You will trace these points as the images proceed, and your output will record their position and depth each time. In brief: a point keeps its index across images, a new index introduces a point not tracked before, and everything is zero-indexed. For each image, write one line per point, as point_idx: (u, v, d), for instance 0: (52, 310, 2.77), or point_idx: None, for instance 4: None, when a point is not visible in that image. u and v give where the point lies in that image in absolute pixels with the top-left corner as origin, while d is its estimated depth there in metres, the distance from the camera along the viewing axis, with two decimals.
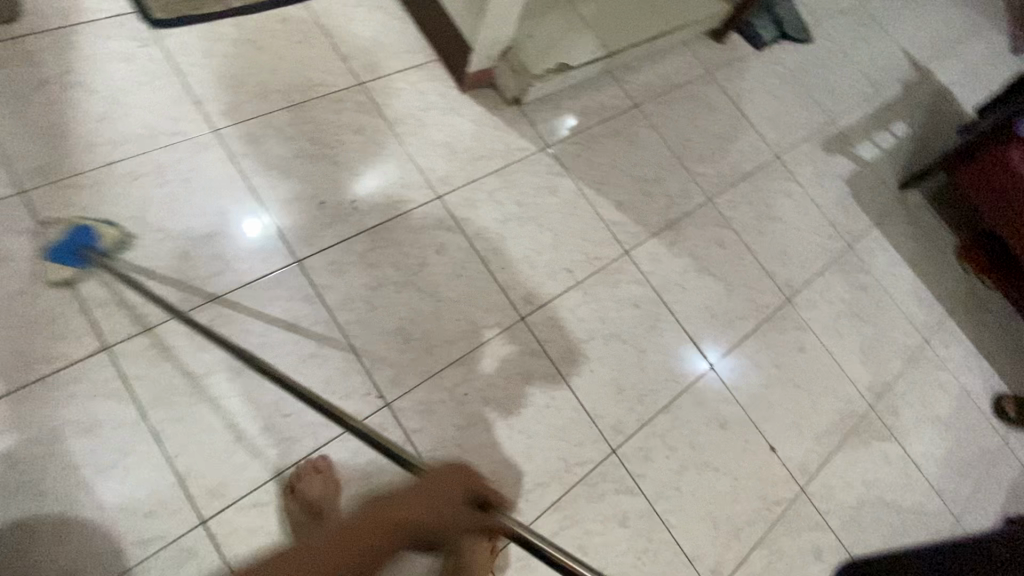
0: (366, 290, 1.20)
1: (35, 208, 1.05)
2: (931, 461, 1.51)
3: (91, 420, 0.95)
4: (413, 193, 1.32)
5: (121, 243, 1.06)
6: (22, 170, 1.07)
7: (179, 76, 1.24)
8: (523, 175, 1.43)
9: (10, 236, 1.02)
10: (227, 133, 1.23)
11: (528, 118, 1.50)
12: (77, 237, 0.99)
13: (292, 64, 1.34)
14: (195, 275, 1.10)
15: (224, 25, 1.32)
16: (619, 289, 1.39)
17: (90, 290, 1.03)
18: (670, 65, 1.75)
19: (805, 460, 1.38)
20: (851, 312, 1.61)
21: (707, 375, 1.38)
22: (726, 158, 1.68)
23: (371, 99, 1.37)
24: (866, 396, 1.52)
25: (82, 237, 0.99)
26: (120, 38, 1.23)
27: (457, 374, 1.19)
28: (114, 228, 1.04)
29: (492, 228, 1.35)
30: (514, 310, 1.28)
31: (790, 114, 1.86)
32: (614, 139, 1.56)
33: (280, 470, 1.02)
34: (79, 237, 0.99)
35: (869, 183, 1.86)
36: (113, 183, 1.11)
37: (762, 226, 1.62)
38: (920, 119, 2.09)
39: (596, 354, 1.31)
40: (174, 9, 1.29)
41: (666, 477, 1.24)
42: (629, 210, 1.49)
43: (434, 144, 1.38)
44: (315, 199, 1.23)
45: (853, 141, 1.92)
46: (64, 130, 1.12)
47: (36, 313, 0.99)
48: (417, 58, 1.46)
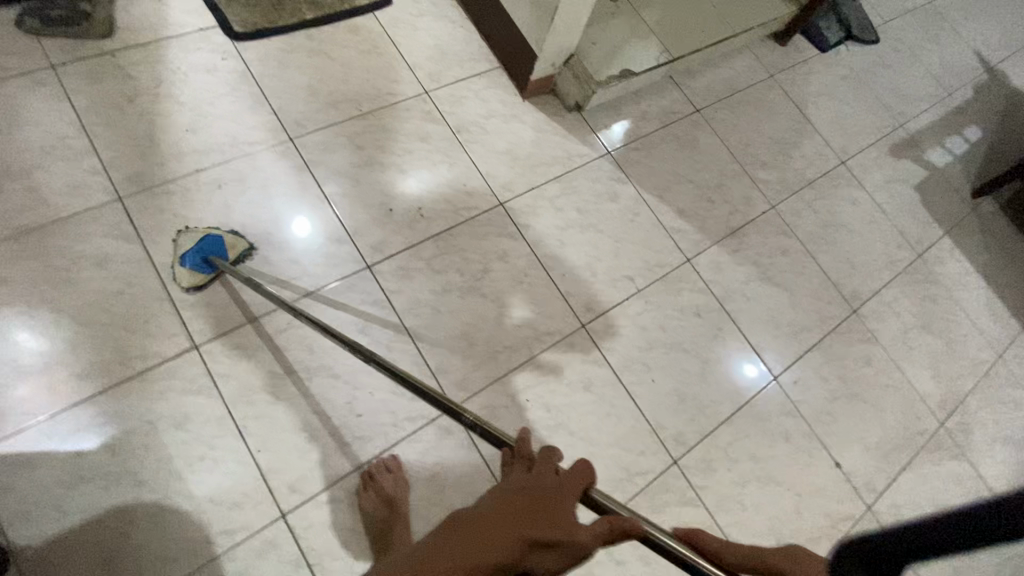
0: (433, 295, 1.23)
1: (132, 214, 1.12)
2: (1004, 482, 1.45)
3: (182, 414, 1.01)
4: (477, 200, 1.34)
5: (245, 255, 1.15)
6: (118, 178, 1.14)
7: (258, 87, 1.30)
8: (584, 181, 1.43)
9: (110, 239, 1.09)
10: (302, 142, 1.28)
11: (589, 124, 1.50)
12: (206, 244, 1.09)
13: (361, 73, 1.38)
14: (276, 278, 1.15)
15: (298, 37, 1.37)
16: (680, 298, 1.38)
17: (180, 292, 1.09)
18: (731, 68, 1.72)
19: (873, 478, 1.35)
20: (921, 326, 1.55)
21: (757, 377, 1.36)
22: (789, 164, 1.64)
23: (436, 107, 1.40)
24: (936, 413, 1.47)
25: (212, 245, 1.09)
26: (204, 51, 1.30)
27: (520, 380, 1.21)
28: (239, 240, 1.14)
29: (553, 235, 1.36)
30: (574, 317, 1.29)
31: (856, 118, 1.81)
32: (674, 145, 1.55)
33: (353, 469, 1.06)
34: (209, 245, 1.09)
35: (940, 190, 1.79)
36: (199, 191, 1.18)
37: (827, 235, 1.58)
38: (994, 123, 2.00)
39: (658, 362, 1.30)
40: (253, 23, 1.35)
41: (727, 490, 1.24)
42: (690, 217, 1.48)
43: (497, 151, 1.40)
44: (384, 206, 1.27)
45: (923, 146, 1.84)
46: (155, 139, 1.19)
47: (132, 314, 1.05)
48: (479, 66, 1.48)
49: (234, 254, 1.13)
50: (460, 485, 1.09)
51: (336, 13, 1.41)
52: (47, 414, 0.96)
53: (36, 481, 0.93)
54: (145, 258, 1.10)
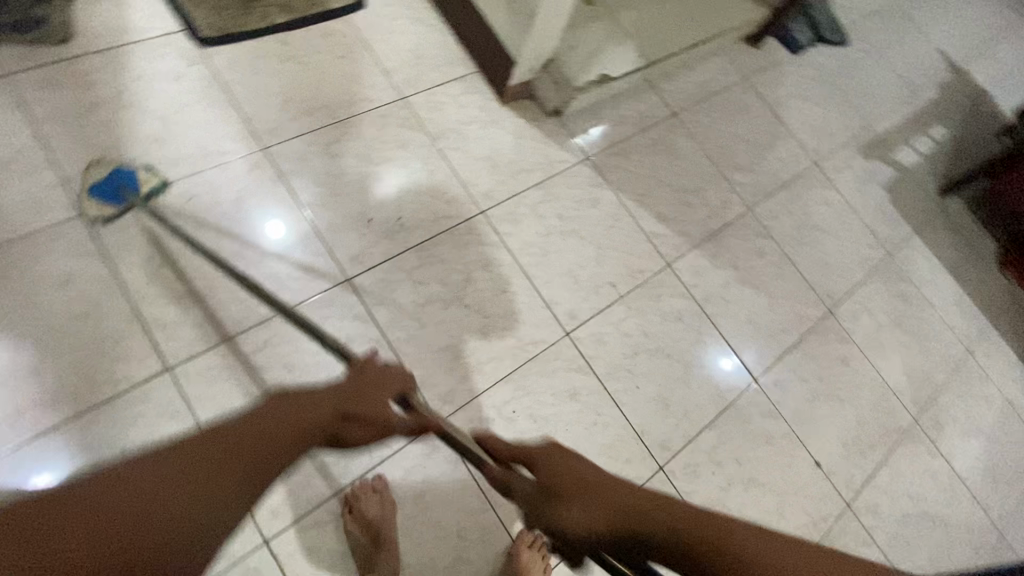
0: (415, 307, 1.21)
1: (97, 231, 1.07)
2: (974, 473, 1.51)
3: (157, 441, 0.97)
4: (458, 208, 1.32)
5: (161, 189, 1.12)
6: (81, 193, 1.09)
7: (227, 94, 1.25)
8: (565, 187, 1.42)
9: (74, 258, 1.04)
10: (276, 151, 1.24)
11: (569, 129, 1.49)
12: (120, 177, 1.08)
13: (336, 79, 1.34)
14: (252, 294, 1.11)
15: (268, 42, 1.33)
16: (663, 303, 1.39)
17: (151, 312, 1.05)
18: (707, 71, 1.73)
19: (851, 476, 1.38)
20: (894, 324, 1.59)
21: (735, 373, 1.38)
22: (765, 166, 1.66)
23: (414, 113, 1.37)
24: (909, 409, 1.51)
25: (125, 179, 1.08)
26: (169, 57, 1.24)
27: (506, 391, 1.20)
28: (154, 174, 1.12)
29: (535, 243, 1.35)
30: (559, 325, 1.29)
31: (828, 120, 1.84)
32: (654, 149, 1.55)
33: (338, 490, 1.03)
34: (122, 178, 1.08)
35: (909, 189, 1.83)
36: (167, 204, 1.13)
37: (803, 236, 1.61)
38: (958, 122, 2.05)
39: (642, 369, 1.31)
40: (221, 26, 1.29)
41: (713, 493, 1.25)
42: (670, 222, 1.48)
43: (477, 157, 1.38)
44: (363, 217, 1.24)
45: (892, 146, 1.89)
46: (119, 151, 1.14)
47: (100, 337, 1.01)
48: (457, 70, 1.46)
49: (147, 187, 1.11)
50: (448, 501, 1.08)
51: (308, 17, 1.37)
52: (12, 445, 0.92)
53: None
54: (113, 277, 1.05)
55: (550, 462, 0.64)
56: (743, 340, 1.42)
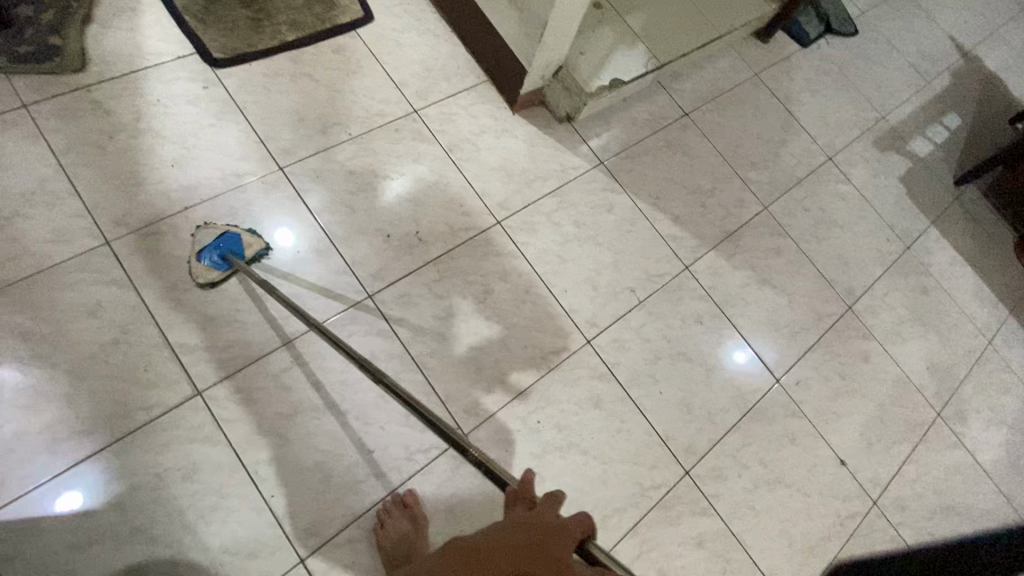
0: (436, 321, 1.21)
1: (121, 258, 1.08)
2: (1001, 465, 1.50)
3: (190, 464, 0.99)
4: (474, 219, 1.32)
5: (261, 255, 1.15)
6: (104, 221, 1.10)
7: (243, 116, 1.26)
8: (579, 193, 1.42)
9: (101, 286, 1.05)
10: (293, 171, 1.25)
11: (581, 135, 1.49)
12: (226, 243, 1.10)
13: (348, 95, 1.35)
14: (277, 315, 1.12)
15: (280, 60, 1.33)
16: (682, 307, 1.38)
17: (178, 337, 1.06)
18: (717, 69, 1.72)
19: (877, 473, 1.38)
20: (914, 318, 1.59)
21: (748, 363, 1.38)
22: (779, 163, 1.65)
23: (426, 126, 1.37)
24: (932, 403, 1.50)
25: (232, 244, 1.10)
26: (183, 80, 1.25)
27: (530, 402, 1.20)
28: (258, 239, 1.14)
29: (552, 251, 1.35)
30: (579, 333, 1.29)
31: (841, 113, 1.82)
32: (667, 151, 1.54)
33: (369, 507, 1.04)
34: (229, 243, 1.10)
35: (924, 180, 1.82)
36: (189, 229, 1.14)
37: (819, 233, 1.60)
38: (972, 109, 2.03)
39: (663, 374, 1.31)
40: (232, 48, 1.30)
41: (739, 495, 1.25)
42: (686, 224, 1.48)
43: (491, 167, 1.38)
44: (381, 232, 1.25)
45: (906, 137, 1.87)
46: (140, 177, 1.15)
47: (130, 363, 1.02)
48: (467, 80, 1.46)
49: (250, 253, 1.13)
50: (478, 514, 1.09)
51: (318, 34, 1.37)
52: (51, 475, 0.93)
53: (42, 546, 0.90)
54: (140, 304, 1.06)
55: None
56: (764, 340, 1.42)
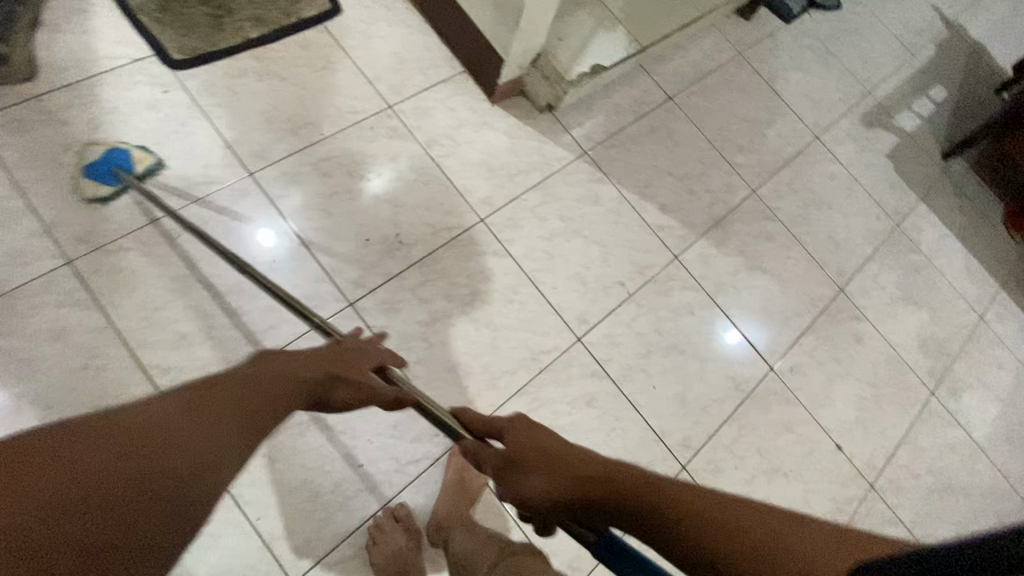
0: (422, 327, 1.18)
1: (86, 277, 1.03)
2: (995, 441, 1.50)
3: None
4: (456, 218, 1.28)
5: (155, 169, 1.12)
6: (65, 240, 1.04)
7: (208, 119, 1.20)
8: (564, 186, 1.38)
9: (66, 309, 1.00)
10: (264, 176, 1.19)
11: (564, 124, 1.44)
12: (115, 157, 1.09)
13: (319, 93, 1.29)
14: (254, 328, 1.08)
15: (244, 59, 1.27)
16: (673, 298, 1.36)
17: (152, 358, 1.02)
18: (700, 49, 1.67)
19: (872, 456, 1.37)
20: (905, 297, 1.57)
21: (740, 352, 1.36)
22: (766, 145, 1.62)
23: (402, 122, 1.32)
24: (926, 382, 1.50)
25: (116, 157, 1.09)
26: (141, 84, 1.18)
27: (522, 405, 1.18)
28: (146, 151, 1.12)
29: (538, 247, 1.31)
30: (569, 331, 1.26)
31: (826, 89, 1.79)
32: (652, 137, 1.50)
33: (361, 524, 1.02)
34: (113, 157, 1.09)
35: (912, 155, 1.79)
36: (156, 242, 1.09)
37: (808, 214, 1.58)
38: (958, 80, 2.00)
39: (657, 368, 1.29)
40: (193, 48, 1.24)
41: (737, 487, 1.24)
42: (674, 212, 1.45)
43: (471, 163, 1.34)
44: (360, 237, 1.20)
45: (893, 112, 1.84)
46: None
47: (102, 389, 0.98)
48: (443, 72, 1.40)
49: (143, 167, 1.11)
50: None
51: (283, 29, 1.31)
52: None
53: None
54: (108, 325, 1.01)
55: (516, 435, 0.69)
56: (756, 328, 1.40)
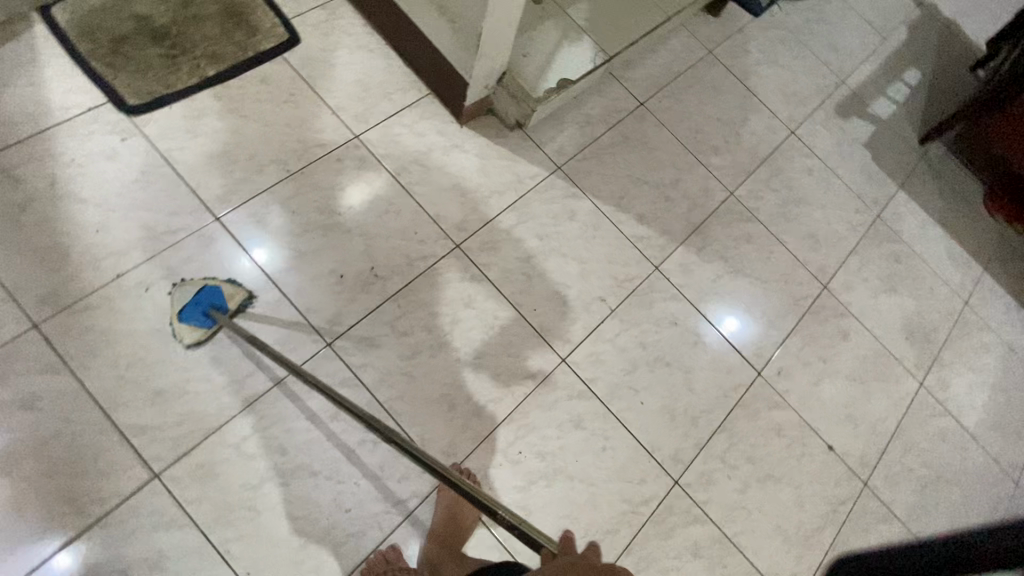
0: (403, 361, 1.16)
1: (54, 340, 1.01)
2: (985, 426, 1.50)
3: (156, 553, 0.94)
4: (431, 246, 1.26)
5: (247, 306, 1.12)
6: (29, 303, 1.02)
7: (169, 165, 1.17)
8: (539, 204, 1.36)
9: (35, 374, 0.98)
10: (231, 220, 1.17)
11: (534, 140, 1.42)
12: (206, 296, 1.08)
13: (283, 128, 1.26)
14: (231, 376, 1.06)
15: (202, 99, 1.24)
16: (655, 310, 1.35)
17: (128, 418, 1.00)
18: (669, 51, 1.65)
19: (865, 453, 1.37)
20: (889, 289, 1.57)
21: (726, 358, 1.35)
22: (741, 144, 1.60)
23: (369, 151, 1.30)
24: (915, 373, 1.50)
25: (213, 297, 1.08)
26: (98, 133, 1.16)
27: (509, 433, 1.17)
28: (241, 289, 1.12)
29: (517, 268, 1.29)
30: (553, 353, 1.25)
31: (800, 82, 1.77)
32: (625, 146, 1.49)
33: (352, 569, 1.01)
34: (210, 296, 1.08)
35: (889, 143, 1.78)
36: (125, 298, 1.07)
37: (788, 212, 1.56)
38: (931, 62, 1.99)
39: (643, 382, 1.28)
40: (148, 92, 1.21)
41: (731, 497, 1.24)
42: (652, 221, 1.43)
43: (443, 188, 1.32)
44: (334, 273, 1.18)
45: (867, 100, 1.83)
46: (63, 249, 1.07)
47: (79, 454, 0.96)
48: (409, 96, 1.38)
49: (234, 304, 1.10)
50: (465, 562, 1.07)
51: (240, 65, 1.28)
52: None
53: None
54: (80, 387, 0.99)
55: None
56: (741, 333, 1.39)
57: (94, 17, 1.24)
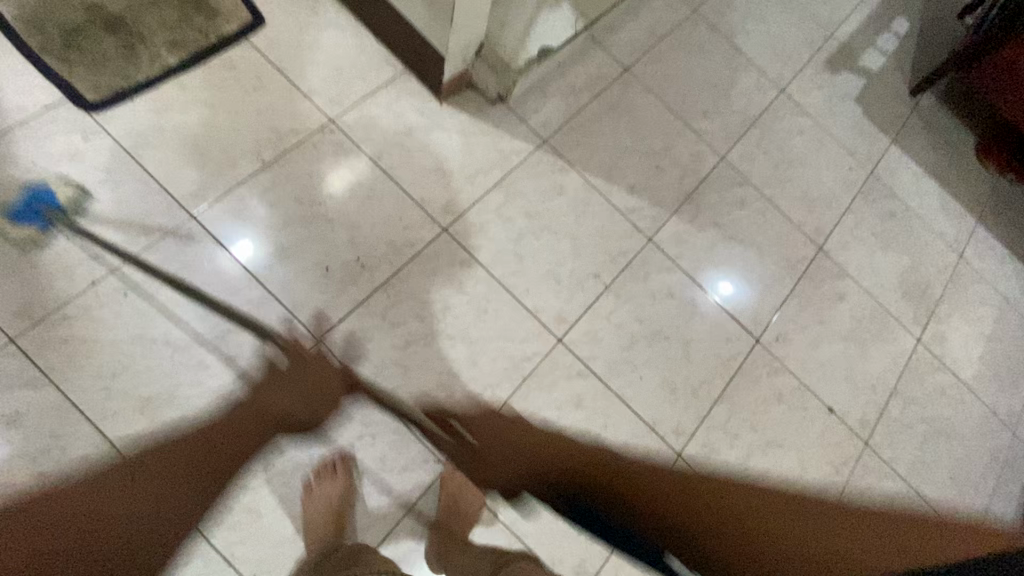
0: (397, 352, 1.14)
1: (33, 354, 0.97)
2: (983, 378, 1.50)
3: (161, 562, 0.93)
4: (418, 231, 1.22)
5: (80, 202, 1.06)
6: (4, 318, 0.98)
7: (137, 162, 1.12)
8: (527, 180, 1.32)
9: (17, 391, 0.95)
10: (208, 217, 1.12)
11: (518, 114, 1.37)
12: (34, 196, 1.01)
13: (253, 116, 1.20)
14: (217, 346, 1.05)
15: (166, 90, 1.18)
16: (651, 283, 1.32)
17: (119, 429, 0.97)
18: (652, 12, 1.59)
19: (864, 413, 1.38)
20: (883, 246, 1.55)
21: (722, 327, 1.34)
22: (731, 106, 1.56)
23: (346, 136, 1.24)
24: (912, 330, 1.49)
25: (39, 196, 1.01)
26: (59, 133, 1.10)
27: (508, 418, 1.15)
28: (70, 186, 1.05)
29: (507, 249, 1.26)
30: (549, 333, 1.23)
31: (788, 36, 1.71)
32: (612, 115, 1.44)
33: None
34: (35, 196, 1.01)
35: (880, 96, 1.74)
36: (103, 305, 1.02)
37: (780, 174, 1.53)
38: (921, 9, 1.93)
39: (642, 357, 1.26)
40: (109, 86, 1.14)
41: (733, 465, 1.24)
42: (643, 191, 1.40)
43: (426, 170, 1.27)
44: (319, 266, 1.15)
45: (857, 52, 1.78)
46: (34, 258, 1.02)
47: (71, 468, 0.94)
48: (385, 74, 1.32)
49: (66, 201, 1.05)
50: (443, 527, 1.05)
51: (204, 52, 1.21)
52: None
53: None
54: (66, 401, 0.97)
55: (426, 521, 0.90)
56: (734, 298, 1.37)
57: (41, 8, 1.16)
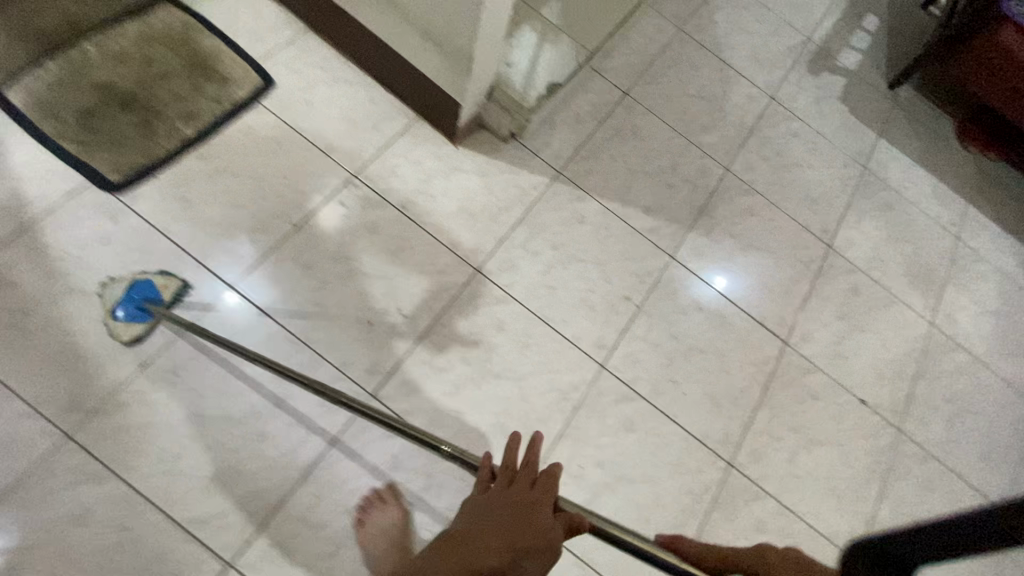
0: (448, 398, 1.15)
1: (91, 448, 0.96)
2: (995, 353, 1.58)
3: None
4: (452, 275, 1.24)
5: (179, 295, 1.08)
6: (56, 414, 0.97)
7: (168, 239, 1.12)
8: (548, 213, 1.35)
9: (81, 487, 0.94)
10: (247, 286, 1.12)
11: (530, 148, 1.40)
12: (139, 292, 1.06)
13: (277, 179, 1.21)
14: (264, 406, 1.05)
15: (187, 163, 1.17)
16: (679, 299, 1.36)
17: (187, 512, 0.97)
18: (641, 35, 1.64)
19: (894, 400, 1.43)
20: (887, 238, 1.62)
21: (752, 333, 1.38)
22: (727, 118, 1.61)
23: (370, 189, 1.26)
24: (924, 315, 1.56)
25: (143, 290, 1.06)
26: (85, 219, 1.09)
27: (565, 450, 1.17)
28: (170, 279, 1.09)
29: (539, 283, 1.28)
30: (591, 360, 1.25)
31: (769, 45, 1.78)
32: (619, 139, 1.48)
33: None
34: (140, 290, 1.06)
35: (862, 93, 1.82)
36: (155, 389, 1.02)
37: (783, 179, 1.59)
38: (886, 5, 2.02)
39: (682, 373, 1.29)
40: (130, 165, 1.14)
41: (783, 468, 1.28)
42: (659, 211, 1.43)
43: (450, 214, 1.29)
44: (362, 322, 1.16)
45: (834, 52, 1.86)
46: (79, 349, 1.01)
47: (145, 558, 0.93)
48: (398, 124, 1.33)
49: (168, 294, 1.08)
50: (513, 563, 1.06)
51: (219, 120, 1.22)
52: None
53: None
54: (130, 491, 0.96)
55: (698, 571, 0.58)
56: (733, 286, 1.41)
57: (51, 95, 1.15)
